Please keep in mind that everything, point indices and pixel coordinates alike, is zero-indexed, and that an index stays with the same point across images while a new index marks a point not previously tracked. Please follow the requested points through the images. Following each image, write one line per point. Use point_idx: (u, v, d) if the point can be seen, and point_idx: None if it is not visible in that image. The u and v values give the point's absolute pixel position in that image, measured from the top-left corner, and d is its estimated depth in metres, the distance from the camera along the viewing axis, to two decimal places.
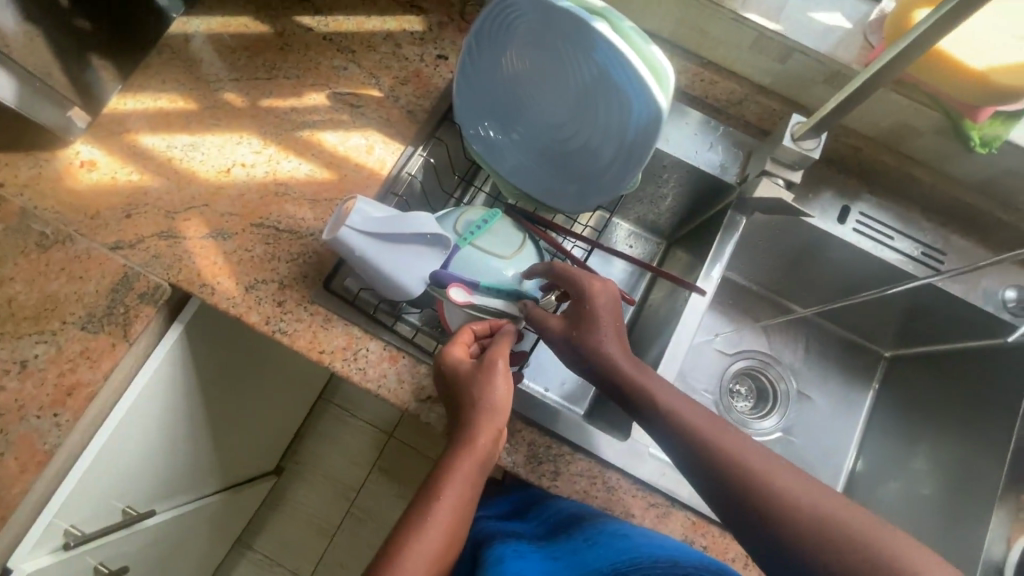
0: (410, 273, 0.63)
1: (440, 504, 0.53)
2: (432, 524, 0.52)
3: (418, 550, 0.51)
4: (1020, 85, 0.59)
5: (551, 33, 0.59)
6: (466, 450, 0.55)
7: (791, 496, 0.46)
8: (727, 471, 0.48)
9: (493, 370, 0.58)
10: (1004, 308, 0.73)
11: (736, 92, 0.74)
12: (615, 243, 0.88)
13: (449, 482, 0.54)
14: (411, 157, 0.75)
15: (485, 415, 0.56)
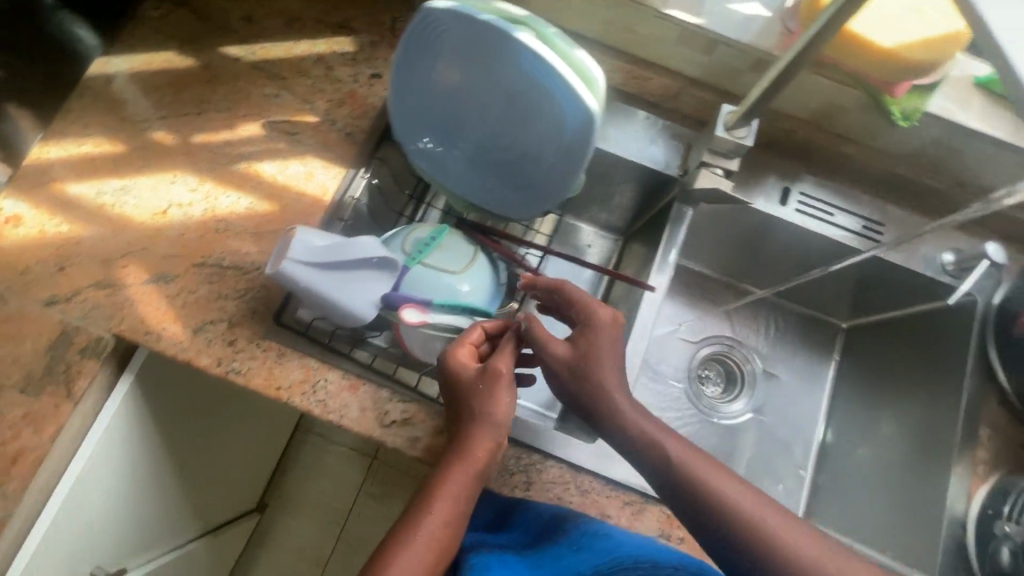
0: (361, 299, 0.62)
1: (433, 513, 0.52)
2: (423, 534, 0.51)
3: (405, 564, 0.50)
4: (929, 58, 0.62)
5: (475, 49, 0.60)
6: (465, 459, 0.55)
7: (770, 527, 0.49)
8: (713, 505, 0.50)
9: (493, 381, 0.58)
10: (943, 271, 0.74)
11: (669, 87, 0.75)
12: (571, 245, 0.88)
13: (444, 492, 0.53)
14: (353, 180, 0.74)
15: (487, 426, 0.56)
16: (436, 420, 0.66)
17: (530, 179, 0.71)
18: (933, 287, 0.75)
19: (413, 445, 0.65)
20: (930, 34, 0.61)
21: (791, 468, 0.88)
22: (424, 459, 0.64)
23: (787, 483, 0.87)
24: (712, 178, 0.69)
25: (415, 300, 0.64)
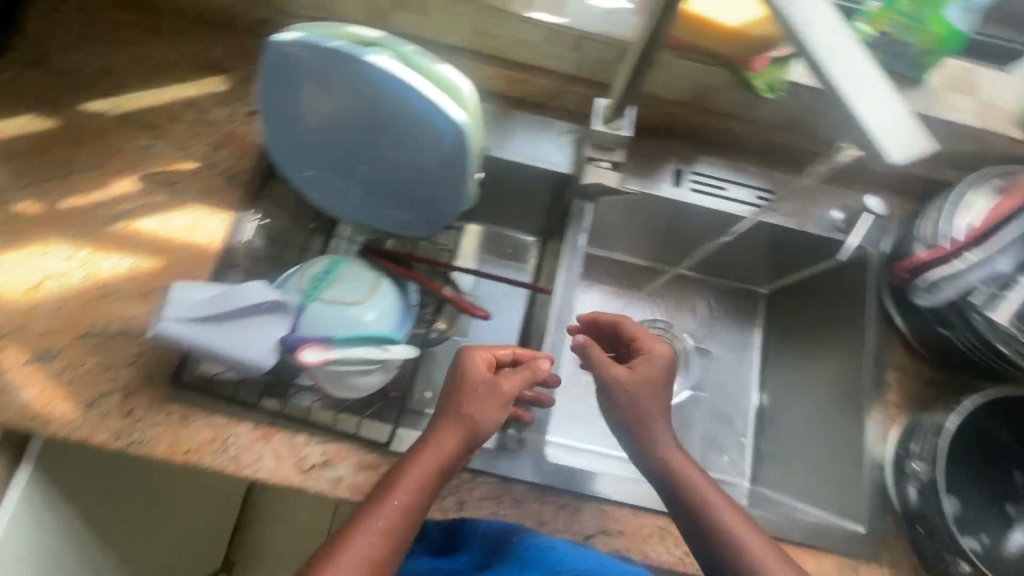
0: (253, 345, 0.59)
1: (391, 504, 0.54)
2: (377, 520, 0.53)
3: (359, 544, 0.52)
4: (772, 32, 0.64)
5: (333, 76, 0.58)
6: (430, 451, 0.57)
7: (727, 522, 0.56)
8: (685, 505, 0.58)
9: (494, 388, 0.60)
10: (835, 229, 0.77)
11: (550, 87, 0.75)
12: (487, 253, 0.88)
13: (405, 483, 0.55)
14: (242, 223, 0.70)
15: (462, 423, 0.58)
16: (358, 456, 0.64)
17: (425, 198, 0.70)
18: (830, 245, 0.78)
19: (337, 486, 0.63)
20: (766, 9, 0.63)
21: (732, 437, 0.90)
22: (351, 498, 0.63)
23: (729, 452, 0.89)
24: (600, 172, 0.69)
25: (315, 339, 0.62)
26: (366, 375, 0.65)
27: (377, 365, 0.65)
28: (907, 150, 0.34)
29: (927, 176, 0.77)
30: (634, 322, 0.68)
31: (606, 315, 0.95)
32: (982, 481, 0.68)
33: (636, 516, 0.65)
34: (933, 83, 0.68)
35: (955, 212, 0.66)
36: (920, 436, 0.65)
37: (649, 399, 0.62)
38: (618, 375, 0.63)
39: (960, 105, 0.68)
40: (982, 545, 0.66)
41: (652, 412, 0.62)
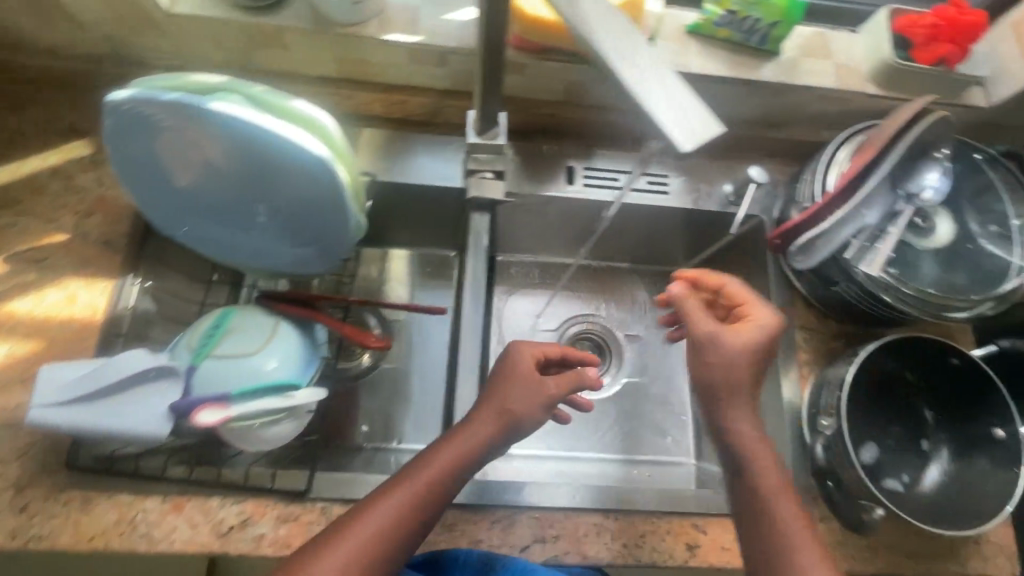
0: (136, 420, 0.56)
1: (399, 496, 0.53)
2: (384, 508, 0.52)
3: (370, 519, 0.52)
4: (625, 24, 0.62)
5: (181, 129, 0.56)
6: (458, 440, 0.57)
7: (776, 497, 0.55)
8: (742, 471, 0.56)
9: (539, 381, 0.61)
10: (728, 202, 0.79)
11: (428, 104, 0.75)
12: (400, 278, 0.88)
13: (424, 475, 0.55)
14: (123, 289, 0.68)
15: (499, 412, 0.59)
16: (278, 509, 0.62)
17: (315, 233, 0.68)
18: (725, 219, 0.80)
19: (260, 543, 0.61)
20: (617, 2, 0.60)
21: (672, 418, 0.91)
22: (275, 553, 0.61)
23: (672, 433, 0.90)
24: (485, 183, 0.69)
25: (211, 399, 0.59)
26: (273, 425, 0.63)
27: (284, 413, 0.63)
28: (703, 136, 0.40)
29: (804, 138, 0.79)
30: (736, 282, 0.63)
31: (534, 317, 0.96)
32: (895, 424, 0.71)
33: (571, 518, 0.65)
34: (789, 52, 0.71)
35: (827, 170, 0.68)
36: (827, 390, 0.67)
37: (735, 358, 0.57)
38: (717, 329, 0.58)
39: (817, 70, 0.70)
40: (903, 485, 0.68)
41: (741, 374, 0.57)
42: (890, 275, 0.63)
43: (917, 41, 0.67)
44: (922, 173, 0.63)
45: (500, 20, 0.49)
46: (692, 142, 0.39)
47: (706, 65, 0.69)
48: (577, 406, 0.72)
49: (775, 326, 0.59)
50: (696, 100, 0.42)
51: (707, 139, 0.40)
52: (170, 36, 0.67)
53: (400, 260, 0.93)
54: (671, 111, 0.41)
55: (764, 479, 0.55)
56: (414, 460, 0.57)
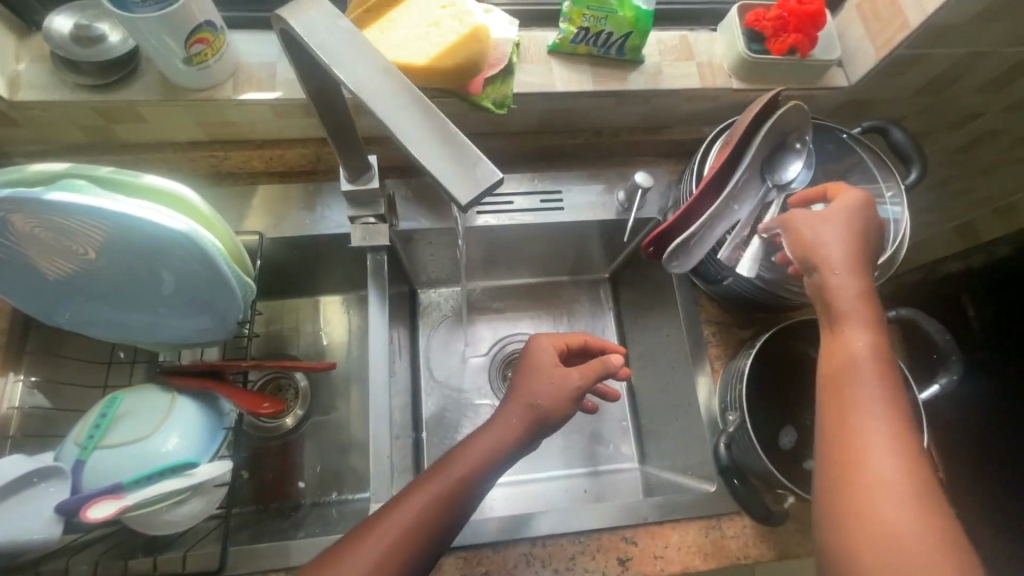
0: (30, 519, 0.54)
1: (430, 490, 0.53)
2: (410, 507, 0.52)
3: (396, 515, 0.52)
4: (468, 60, 0.62)
5: (29, 224, 0.54)
6: (490, 435, 0.57)
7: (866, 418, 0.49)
8: (835, 419, 0.50)
9: (561, 374, 0.60)
10: (621, 208, 0.80)
11: (307, 154, 0.75)
12: None
13: (453, 472, 0.55)
14: (7, 388, 0.67)
15: (527, 405, 0.59)
16: None
17: (203, 301, 0.66)
18: (624, 225, 0.82)
19: None
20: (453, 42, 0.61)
21: (613, 425, 0.91)
22: None
23: (613, 440, 0.90)
24: (370, 228, 0.71)
25: (102, 492, 0.56)
26: (179, 506, 0.61)
27: (186, 493, 0.60)
28: (480, 186, 0.35)
29: (685, 137, 0.81)
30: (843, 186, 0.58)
31: (463, 344, 0.95)
32: (806, 405, 0.72)
33: (498, 552, 0.64)
34: (652, 57, 0.72)
35: (700, 167, 0.69)
36: (731, 384, 0.68)
37: (834, 253, 0.54)
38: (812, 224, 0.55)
39: (677, 73, 0.72)
40: None
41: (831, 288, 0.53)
42: (769, 265, 0.63)
43: (768, 34, 0.69)
44: (786, 164, 0.65)
45: (325, 81, 0.49)
46: (467, 195, 0.35)
47: (570, 82, 0.70)
48: (602, 396, 0.73)
49: (865, 205, 0.56)
50: (466, 144, 0.37)
51: (484, 189, 0.35)
52: (23, 125, 0.65)
53: (331, 305, 0.95)
54: (443, 161, 0.36)
55: (865, 386, 0.50)
56: (443, 456, 0.57)
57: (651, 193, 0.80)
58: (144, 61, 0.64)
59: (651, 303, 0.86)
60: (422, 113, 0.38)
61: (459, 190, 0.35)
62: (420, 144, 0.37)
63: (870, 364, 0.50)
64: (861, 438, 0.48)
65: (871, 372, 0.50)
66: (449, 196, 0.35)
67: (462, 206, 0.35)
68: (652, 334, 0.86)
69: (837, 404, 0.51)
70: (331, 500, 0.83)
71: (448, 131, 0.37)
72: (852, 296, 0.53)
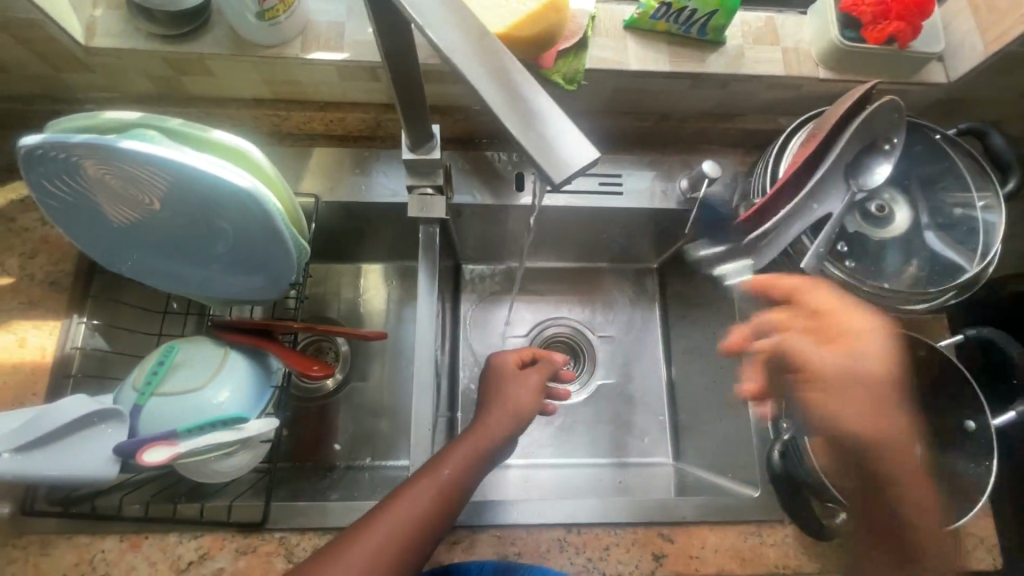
0: (89, 460, 0.56)
1: (430, 482, 0.55)
2: (412, 498, 0.54)
3: (401, 506, 0.53)
4: (542, 30, 0.59)
5: (103, 171, 0.55)
6: (475, 436, 0.60)
7: (908, 516, 0.52)
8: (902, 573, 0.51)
9: (523, 378, 0.67)
10: (684, 198, 0.77)
11: (367, 119, 0.74)
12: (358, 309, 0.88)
13: (449, 465, 0.57)
14: (72, 328, 0.69)
15: (504, 408, 0.64)
16: (235, 541, 0.62)
17: (259, 259, 0.67)
18: (684, 215, 0.79)
19: None
20: (532, 9, 0.57)
21: (651, 418, 0.89)
22: None
23: (650, 433, 0.89)
24: (426, 200, 0.70)
25: (158, 437, 0.58)
26: (227, 458, 0.62)
27: (234, 446, 0.61)
28: (575, 165, 0.34)
29: (762, 127, 0.76)
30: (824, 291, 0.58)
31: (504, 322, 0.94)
32: None
33: (532, 534, 0.64)
34: (735, 39, 0.68)
35: (777, 163, 0.65)
36: None
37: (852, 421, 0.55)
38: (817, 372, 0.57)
39: (759, 57, 0.67)
40: None
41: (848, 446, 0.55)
42: (843, 270, 0.60)
43: (865, 20, 0.64)
44: (872, 168, 0.60)
45: (402, 42, 0.47)
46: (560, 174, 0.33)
47: (645, 61, 0.67)
48: (555, 396, 0.73)
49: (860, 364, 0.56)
50: (562, 118, 0.35)
51: (579, 169, 0.34)
52: (97, 72, 0.66)
53: (372, 274, 0.95)
54: (534, 135, 0.34)
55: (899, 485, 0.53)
56: (437, 455, 0.59)
57: (716, 184, 0.77)
58: (214, 13, 0.64)
59: (703, 297, 0.83)
60: (506, 78, 0.36)
61: (554, 168, 0.33)
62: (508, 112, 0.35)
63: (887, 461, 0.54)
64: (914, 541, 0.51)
65: (889, 472, 0.53)
66: (541, 173, 0.34)
67: (553, 185, 0.33)
68: (701, 330, 0.83)
69: (887, 508, 0.53)
70: (365, 464, 0.85)
71: (541, 103, 0.35)
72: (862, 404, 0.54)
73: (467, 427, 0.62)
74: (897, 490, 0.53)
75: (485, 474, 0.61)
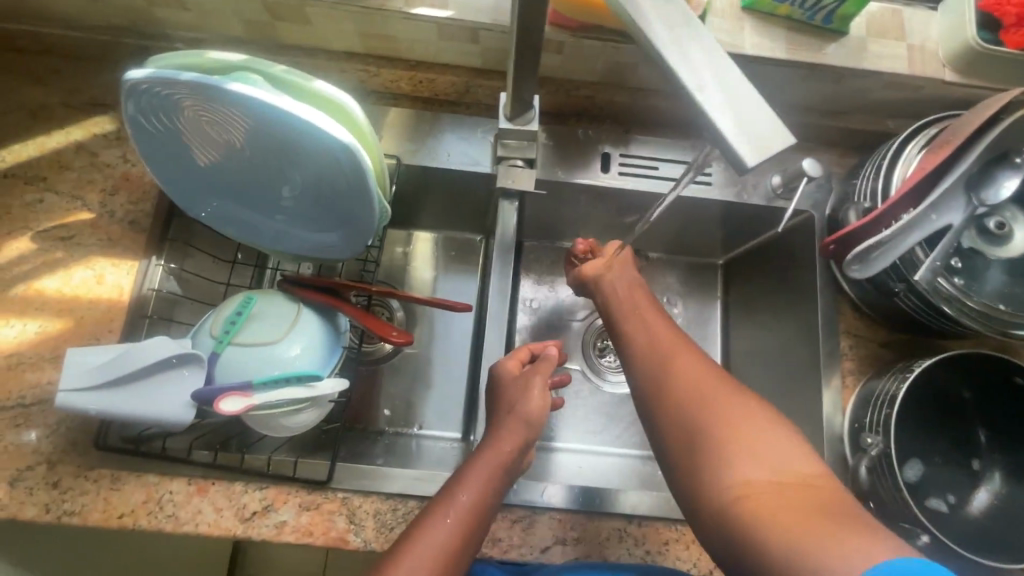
0: (167, 402, 0.57)
1: (452, 514, 0.52)
2: (435, 528, 0.51)
3: (422, 546, 0.49)
4: None
5: (202, 111, 0.53)
6: (491, 452, 0.57)
7: (723, 417, 0.49)
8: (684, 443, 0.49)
9: (527, 378, 0.64)
10: (775, 196, 0.74)
11: (457, 83, 0.74)
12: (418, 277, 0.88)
13: (468, 491, 0.53)
14: (149, 269, 0.68)
15: (516, 417, 0.60)
16: (299, 496, 0.63)
17: (342, 218, 0.65)
18: (768, 213, 0.76)
19: (281, 530, 0.61)
20: None
21: None
22: (297, 541, 0.61)
23: None
24: (514, 171, 0.71)
25: (233, 387, 0.57)
26: (296, 414, 0.62)
27: (305, 403, 0.61)
28: (765, 149, 0.35)
29: (868, 128, 0.73)
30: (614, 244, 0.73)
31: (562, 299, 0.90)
32: (942, 439, 0.67)
33: (593, 521, 0.64)
34: (857, 31, 0.64)
35: (892, 167, 0.61)
36: (874, 405, 0.63)
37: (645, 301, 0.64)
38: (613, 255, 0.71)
39: (882, 53, 0.64)
40: (947, 506, 0.65)
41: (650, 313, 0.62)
42: (952, 285, 0.57)
43: (1005, 22, 0.60)
44: (1000, 181, 0.56)
45: None
46: (755, 160, 0.34)
47: (760, 46, 0.63)
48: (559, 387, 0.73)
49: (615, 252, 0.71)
50: (759, 102, 0.36)
51: (770, 156, 0.35)
52: (194, 10, 0.66)
53: (425, 244, 0.91)
54: (729, 113, 0.36)
55: (709, 423, 0.48)
56: (452, 477, 0.56)
57: (810, 183, 0.73)
58: None
59: (774, 299, 0.80)
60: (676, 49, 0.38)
61: (748, 151, 0.35)
62: (707, 95, 0.36)
63: (670, 349, 0.56)
64: (724, 423, 0.48)
65: (682, 355, 0.55)
66: (733, 154, 0.35)
67: (744, 169, 0.34)
68: (768, 334, 0.81)
69: (698, 435, 0.49)
70: (413, 432, 0.84)
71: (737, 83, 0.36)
72: (648, 339, 0.58)
73: (480, 444, 0.59)
74: (692, 394, 0.51)
75: (505, 493, 0.57)
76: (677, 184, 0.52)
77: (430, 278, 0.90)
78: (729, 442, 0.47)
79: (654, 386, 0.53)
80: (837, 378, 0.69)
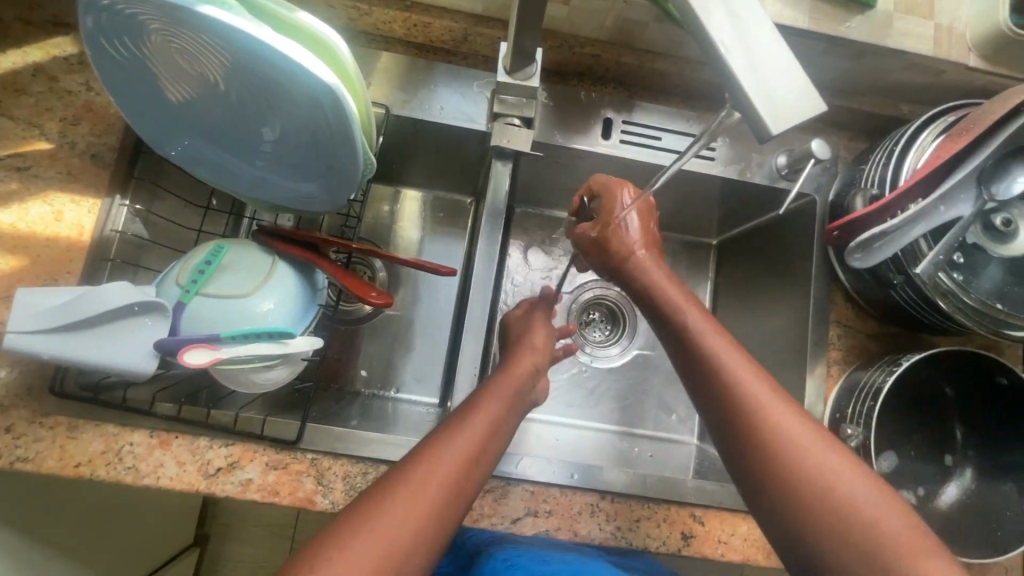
0: (128, 351, 0.53)
1: (469, 437, 0.49)
2: (454, 444, 0.48)
3: (444, 459, 0.47)
4: None
5: (170, 36, 0.47)
6: (504, 383, 0.56)
7: (816, 489, 0.45)
8: (772, 501, 0.46)
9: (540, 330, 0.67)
10: (778, 176, 0.72)
11: (455, 30, 0.69)
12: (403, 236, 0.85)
13: (483, 419, 0.51)
14: (112, 210, 0.64)
15: (529, 352, 0.63)
16: (267, 455, 0.61)
17: (328, 166, 0.61)
18: (770, 193, 0.73)
19: (247, 488, 0.60)
20: None
21: (680, 397, 0.87)
22: (262, 499, 0.60)
23: (678, 411, 0.86)
24: (510, 130, 0.67)
25: (199, 339, 0.54)
26: (267, 370, 0.59)
27: (278, 359, 0.58)
28: (791, 115, 0.34)
29: (881, 112, 0.70)
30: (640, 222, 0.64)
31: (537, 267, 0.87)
32: (918, 434, 0.67)
33: (566, 495, 0.63)
34: (884, 5, 0.61)
35: (905, 153, 0.58)
36: (858, 396, 0.63)
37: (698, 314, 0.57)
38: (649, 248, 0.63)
39: (906, 31, 0.60)
40: (916, 498, 0.65)
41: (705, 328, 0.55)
42: (951, 280, 0.57)
43: None
44: (1012, 175, 0.54)
45: None
46: (778, 128, 0.33)
47: (782, 14, 0.59)
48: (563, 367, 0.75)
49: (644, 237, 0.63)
50: (791, 61, 0.34)
51: (795, 122, 0.34)
52: None
53: (412, 203, 0.87)
54: (755, 72, 0.34)
55: (805, 490, 0.45)
56: (459, 410, 0.53)
57: (815, 166, 0.70)
58: None
59: (766, 283, 0.79)
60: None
61: (774, 118, 0.33)
62: (732, 54, 0.34)
63: (759, 409, 0.48)
64: (820, 505, 0.44)
65: (778, 421, 0.48)
66: (755, 119, 0.34)
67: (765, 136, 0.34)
68: (755, 318, 0.79)
69: (794, 502, 0.45)
70: (389, 395, 0.82)
71: (771, 37, 0.34)
72: (708, 381, 0.52)
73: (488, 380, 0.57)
74: (785, 466, 0.46)
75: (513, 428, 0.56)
76: (683, 156, 0.50)
77: (416, 239, 0.86)
78: (816, 507, 0.44)
79: (741, 456, 0.48)
80: (821, 367, 0.68)
